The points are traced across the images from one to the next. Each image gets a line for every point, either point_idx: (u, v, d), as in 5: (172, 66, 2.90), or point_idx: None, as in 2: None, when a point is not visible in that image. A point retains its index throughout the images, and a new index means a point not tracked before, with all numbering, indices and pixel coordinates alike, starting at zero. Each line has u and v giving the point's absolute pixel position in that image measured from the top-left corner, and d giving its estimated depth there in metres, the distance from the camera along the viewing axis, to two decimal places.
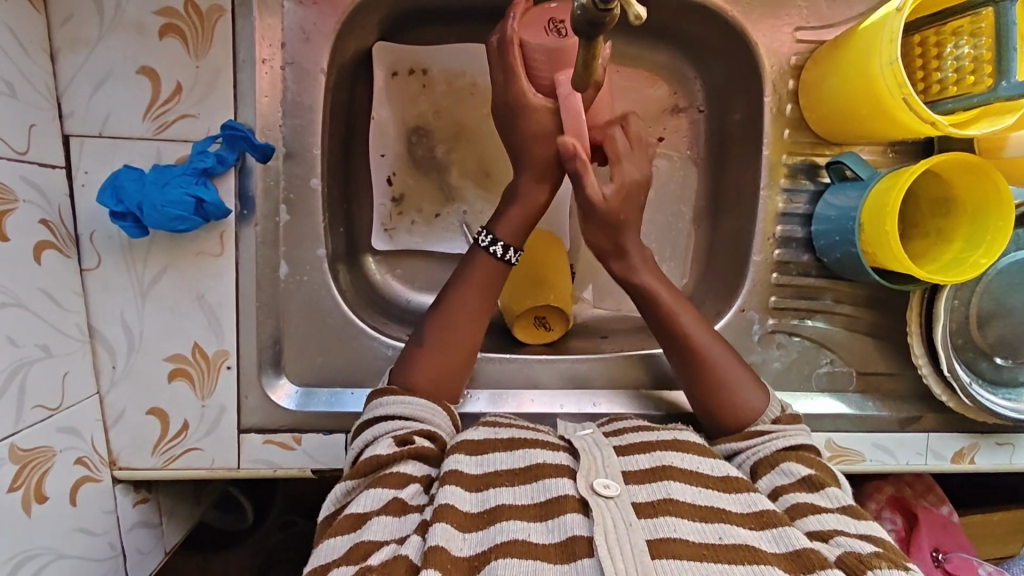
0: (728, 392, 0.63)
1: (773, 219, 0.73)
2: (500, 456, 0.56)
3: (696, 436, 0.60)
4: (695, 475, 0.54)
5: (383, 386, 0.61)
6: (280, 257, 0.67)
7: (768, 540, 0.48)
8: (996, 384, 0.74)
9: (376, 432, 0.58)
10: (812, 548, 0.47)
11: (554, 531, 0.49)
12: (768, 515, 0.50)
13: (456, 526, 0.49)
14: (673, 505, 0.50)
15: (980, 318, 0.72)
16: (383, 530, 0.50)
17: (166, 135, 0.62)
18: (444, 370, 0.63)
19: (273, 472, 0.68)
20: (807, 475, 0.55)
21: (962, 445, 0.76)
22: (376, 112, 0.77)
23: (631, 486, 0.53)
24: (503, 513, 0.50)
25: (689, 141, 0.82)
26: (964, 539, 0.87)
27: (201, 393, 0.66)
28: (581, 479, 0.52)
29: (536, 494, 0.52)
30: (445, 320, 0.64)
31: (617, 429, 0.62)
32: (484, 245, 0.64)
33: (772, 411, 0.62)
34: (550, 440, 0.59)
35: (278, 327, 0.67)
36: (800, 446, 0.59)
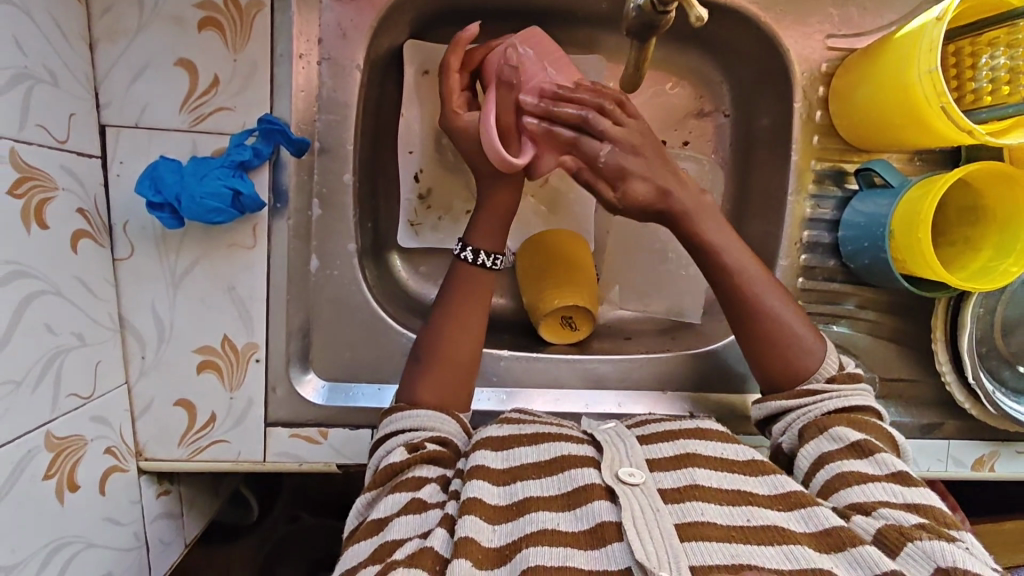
0: (791, 350, 0.62)
1: (800, 223, 0.73)
2: (527, 449, 0.56)
3: (717, 425, 0.61)
4: (720, 463, 0.54)
5: (392, 405, 0.62)
6: (311, 252, 0.67)
7: (796, 521, 0.49)
8: (1019, 392, 0.74)
9: (387, 446, 0.59)
10: (843, 526, 0.47)
11: (583, 518, 0.49)
12: (795, 496, 0.51)
13: (485, 518, 0.50)
14: (700, 490, 0.51)
15: (1005, 327, 0.73)
16: (404, 529, 0.51)
17: (202, 127, 0.62)
18: (451, 378, 0.63)
19: (298, 465, 0.68)
20: (858, 441, 0.55)
21: (983, 453, 0.76)
22: (406, 110, 0.77)
23: (656, 474, 0.53)
24: (531, 504, 0.51)
25: (715, 145, 0.82)
26: None
27: (229, 385, 0.66)
28: (606, 468, 0.52)
29: (562, 484, 0.52)
30: (444, 334, 0.64)
31: (640, 423, 0.63)
32: (458, 253, 0.66)
33: (828, 367, 0.61)
34: (573, 433, 0.60)
35: (307, 321, 0.67)
36: (854, 406, 0.59)
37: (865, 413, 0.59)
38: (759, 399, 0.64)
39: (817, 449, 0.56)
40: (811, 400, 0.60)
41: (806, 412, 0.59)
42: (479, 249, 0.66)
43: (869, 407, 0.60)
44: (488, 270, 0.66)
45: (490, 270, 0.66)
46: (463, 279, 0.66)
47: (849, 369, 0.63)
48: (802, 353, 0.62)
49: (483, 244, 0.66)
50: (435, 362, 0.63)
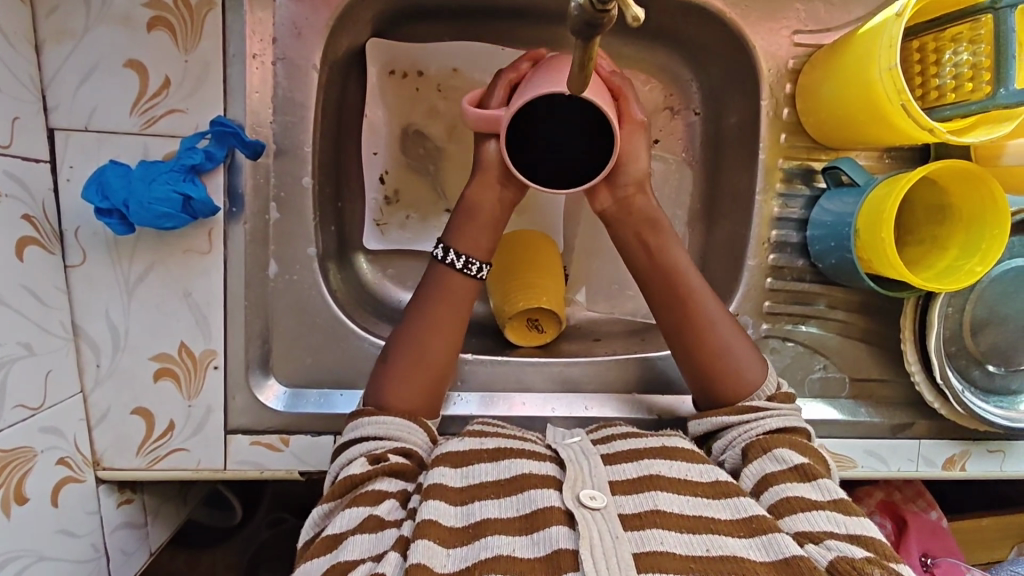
0: (726, 363, 0.64)
1: (768, 223, 0.73)
2: (485, 467, 0.55)
3: (686, 442, 0.60)
4: (684, 484, 0.54)
5: (359, 409, 0.61)
6: (269, 256, 0.66)
7: (757, 548, 0.48)
8: (988, 391, 0.74)
9: (349, 454, 0.58)
10: (803, 556, 0.47)
11: (540, 544, 0.48)
12: (757, 521, 0.50)
13: (439, 541, 0.49)
14: (661, 517, 0.50)
15: (974, 326, 0.72)
16: (359, 549, 0.49)
17: (154, 130, 0.61)
18: (421, 378, 0.63)
19: (260, 473, 0.67)
20: (796, 463, 0.55)
21: (954, 452, 0.76)
22: (370, 110, 0.76)
23: (618, 497, 0.52)
24: (487, 528, 0.50)
25: (685, 143, 0.81)
26: (952, 544, 0.96)
27: (188, 393, 0.65)
28: (567, 490, 0.52)
29: (520, 506, 0.51)
30: (417, 322, 0.64)
31: (605, 436, 0.62)
32: (440, 257, 0.65)
33: (767, 387, 0.63)
34: (537, 449, 0.59)
35: (266, 326, 0.66)
36: (790, 427, 0.60)
37: (804, 432, 0.60)
38: (699, 416, 0.64)
39: (760, 469, 0.56)
40: (750, 416, 0.60)
41: (746, 429, 0.60)
42: (453, 249, 0.65)
43: (801, 425, 0.60)
44: (463, 275, 0.65)
45: (463, 273, 0.65)
46: (442, 283, 0.65)
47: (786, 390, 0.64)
48: (745, 364, 0.64)
49: (474, 253, 0.65)
50: (398, 367, 0.62)
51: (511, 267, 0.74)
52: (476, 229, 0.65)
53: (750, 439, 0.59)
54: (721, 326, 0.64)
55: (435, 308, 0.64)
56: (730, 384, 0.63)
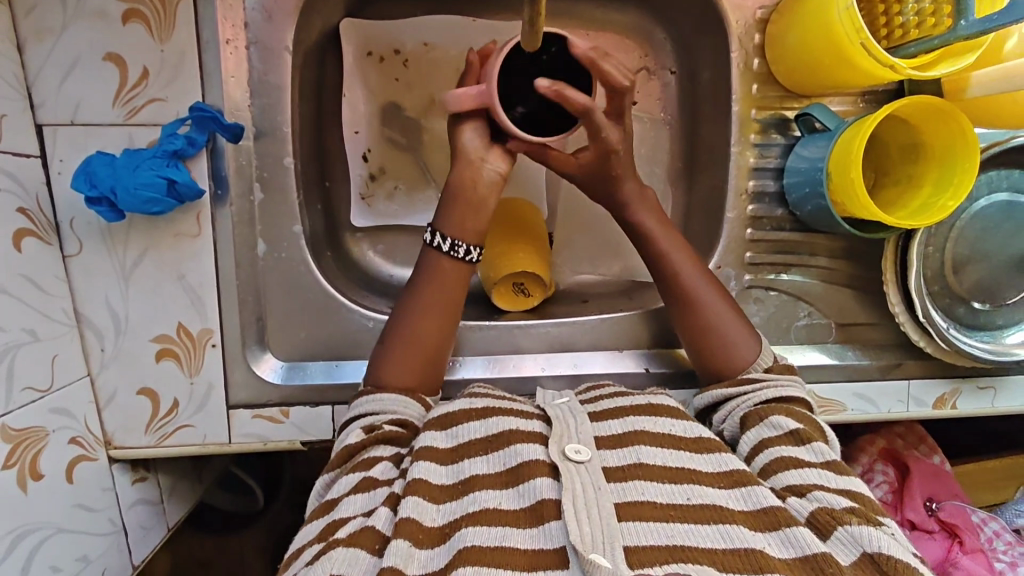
0: (715, 343, 0.66)
1: (746, 173, 0.74)
2: (474, 425, 0.57)
3: (671, 400, 0.61)
4: (668, 438, 0.56)
5: (361, 390, 0.64)
6: (257, 236, 0.68)
7: (736, 500, 0.50)
8: (973, 327, 0.74)
9: (349, 429, 0.61)
10: (779, 506, 0.49)
11: (525, 495, 0.50)
12: (737, 474, 0.52)
13: (429, 498, 0.51)
14: (643, 469, 0.52)
15: (956, 263, 0.72)
16: (351, 507, 0.52)
17: (137, 120, 0.63)
18: (415, 359, 0.65)
19: (264, 445, 0.70)
20: (794, 429, 0.56)
21: (944, 391, 0.78)
22: (349, 89, 0.78)
23: (603, 451, 0.54)
24: (474, 483, 0.52)
25: (662, 104, 0.83)
26: (956, 486, 1.00)
27: (189, 371, 0.68)
28: (552, 445, 0.53)
29: (506, 459, 0.54)
30: (410, 304, 0.66)
31: (593, 397, 0.64)
32: (438, 246, 0.66)
33: (763, 360, 0.64)
34: (526, 409, 0.60)
35: (260, 305, 0.69)
36: (789, 397, 0.61)
37: (803, 402, 0.61)
38: (703, 389, 0.66)
39: (757, 435, 0.57)
40: (748, 388, 0.62)
41: (745, 400, 0.61)
42: (444, 233, 0.66)
43: (800, 396, 0.61)
44: (452, 258, 0.66)
45: (451, 255, 0.66)
46: (434, 264, 0.66)
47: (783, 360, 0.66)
48: (739, 347, 0.65)
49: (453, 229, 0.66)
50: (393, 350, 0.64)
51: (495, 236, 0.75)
52: (468, 209, 0.66)
53: (749, 408, 0.60)
54: (707, 296, 0.67)
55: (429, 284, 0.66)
56: (729, 369, 0.65)
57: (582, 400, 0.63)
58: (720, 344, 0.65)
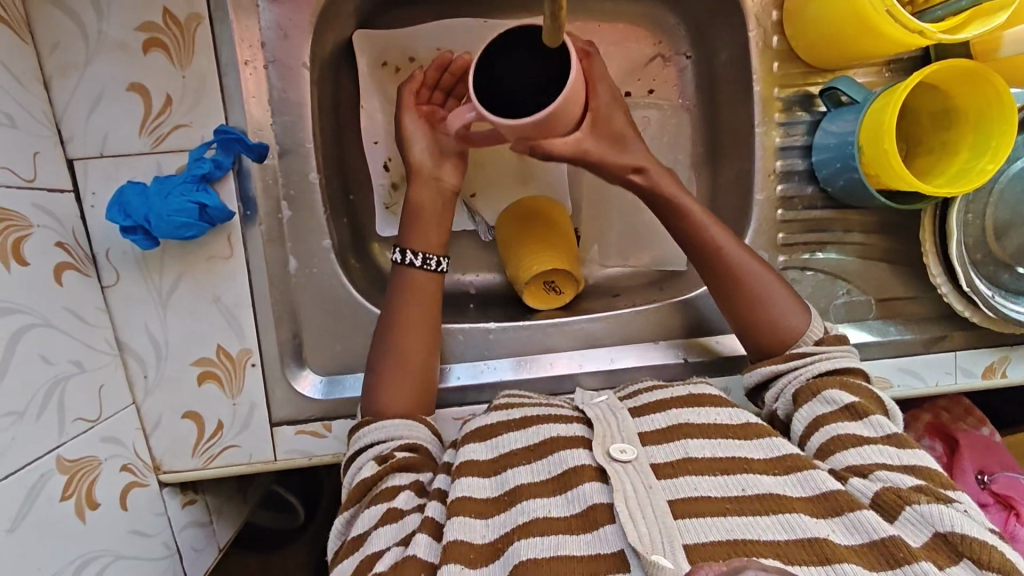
0: (763, 309, 0.64)
1: (772, 153, 0.72)
2: (514, 436, 0.57)
3: (711, 389, 0.61)
4: (714, 428, 0.55)
5: (360, 422, 0.63)
6: (288, 253, 0.68)
7: (793, 486, 0.50)
8: (1020, 293, 0.72)
9: (360, 459, 0.60)
10: (842, 489, 0.49)
11: (575, 501, 0.50)
12: (791, 459, 0.52)
13: (476, 514, 0.51)
14: (692, 464, 0.51)
15: (997, 230, 0.70)
16: (380, 540, 0.53)
17: (163, 147, 0.64)
18: (406, 382, 0.65)
19: (309, 461, 0.70)
20: (851, 403, 0.56)
21: (992, 359, 0.76)
22: (365, 101, 0.79)
23: (649, 447, 0.54)
24: (521, 492, 0.52)
25: (680, 90, 0.82)
26: (1008, 457, 0.98)
27: (231, 391, 0.68)
28: (597, 445, 0.53)
29: (552, 468, 0.53)
30: (392, 326, 0.66)
31: (633, 392, 0.63)
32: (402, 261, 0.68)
33: (814, 331, 0.63)
34: (565, 412, 0.60)
35: (295, 321, 0.69)
36: (841, 368, 0.60)
37: (858, 374, 0.61)
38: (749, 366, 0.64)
39: (810, 413, 0.57)
40: (799, 362, 0.61)
41: (796, 373, 0.60)
42: (409, 249, 0.68)
43: (854, 367, 0.61)
44: (425, 272, 0.68)
45: (425, 269, 0.68)
46: (408, 284, 0.67)
47: (833, 331, 0.65)
48: (788, 313, 0.64)
49: (417, 245, 0.69)
50: (384, 377, 0.65)
51: (525, 236, 0.75)
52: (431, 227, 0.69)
53: (801, 382, 0.60)
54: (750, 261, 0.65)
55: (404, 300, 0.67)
56: (778, 337, 0.63)
57: (620, 397, 0.63)
58: (768, 312, 0.64)
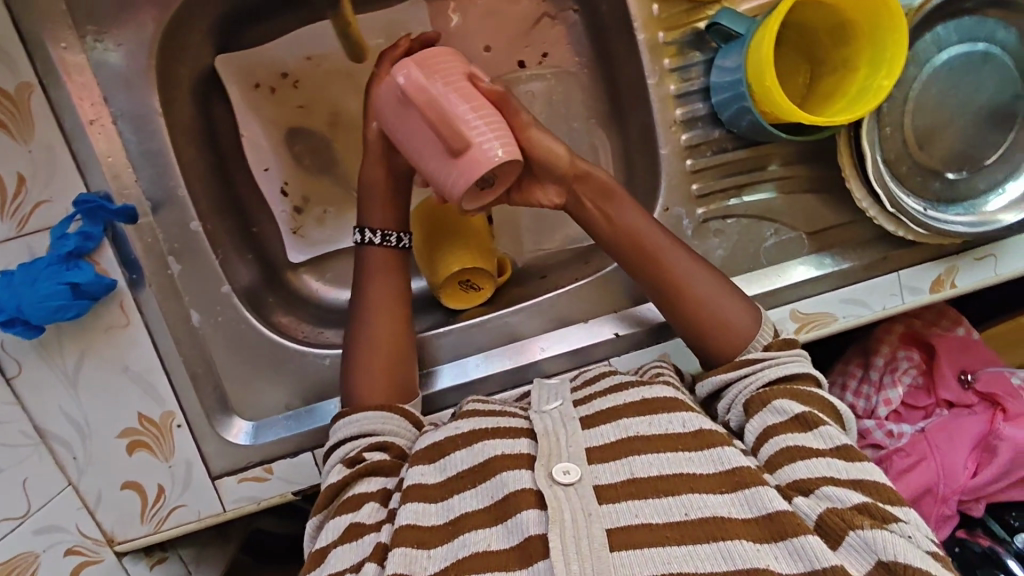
0: (711, 316, 0.62)
1: (671, 103, 0.68)
2: (461, 455, 0.56)
3: (668, 390, 0.58)
4: (664, 440, 0.53)
5: (337, 414, 0.62)
6: (188, 307, 0.66)
7: (741, 506, 0.49)
8: (954, 200, 0.68)
9: (332, 460, 0.60)
10: (787, 509, 0.47)
11: (514, 532, 0.49)
12: (740, 473, 0.50)
13: (419, 545, 0.50)
14: (637, 486, 0.50)
15: (920, 138, 0.66)
16: (341, 562, 0.52)
17: (30, 228, 0.60)
18: (377, 375, 0.64)
19: (258, 505, 0.70)
20: (799, 412, 0.54)
21: (939, 272, 0.72)
22: (245, 128, 0.75)
23: (595, 466, 0.52)
24: (463, 525, 0.51)
25: (573, 48, 0.77)
26: (984, 354, 0.97)
27: (164, 455, 0.67)
28: (540, 469, 0.52)
29: (493, 492, 0.52)
30: (359, 313, 0.66)
31: (586, 391, 0.61)
32: (367, 240, 0.66)
33: (762, 337, 0.61)
34: (515, 424, 0.58)
35: (213, 373, 0.67)
36: (792, 375, 0.58)
37: (810, 380, 0.58)
38: (702, 376, 0.62)
39: (760, 423, 0.55)
40: (750, 369, 0.58)
41: (747, 383, 0.58)
42: (365, 228, 0.66)
43: (806, 372, 0.59)
44: (384, 247, 0.67)
45: (384, 245, 0.67)
46: (368, 265, 0.66)
47: (784, 335, 0.62)
48: (736, 318, 0.62)
49: (376, 223, 0.67)
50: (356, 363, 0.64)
51: (438, 240, 0.71)
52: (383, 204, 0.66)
53: (751, 392, 0.57)
54: (692, 264, 0.64)
55: (370, 285, 0.66)
56: (726, 343, 0.62)
57: (575, 399, 0.60)
58: (716, 318, 0.62)
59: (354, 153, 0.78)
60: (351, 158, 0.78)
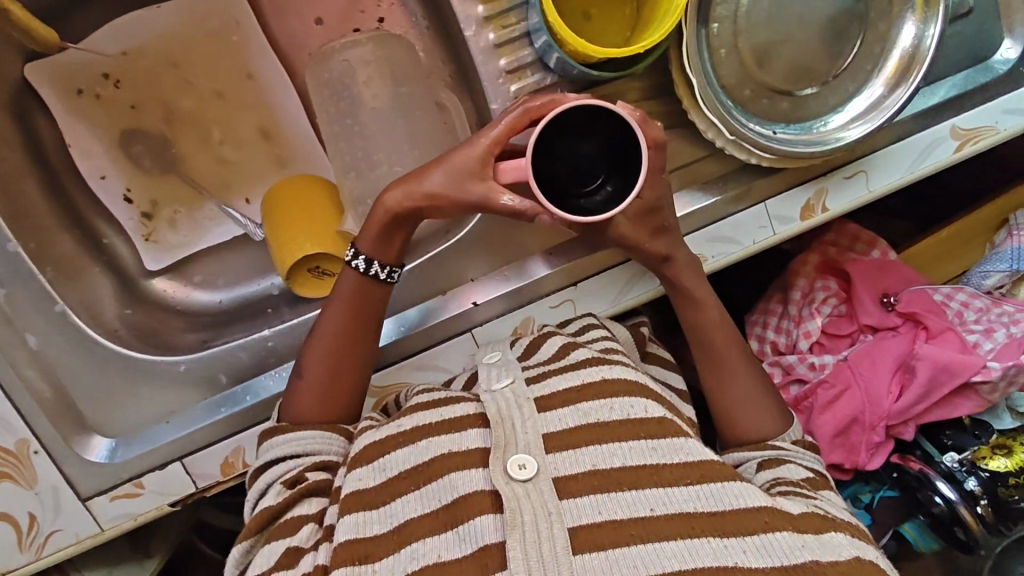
0: (743, 423, 0.66)
1: (497, 53, 0.64)
2: (404, 453, 0.55)
3: (630, 371, 0.59)
4: (627, 425, 0.54)
5: (273, 427, 0.61)
6: (22, 332, 0.64)
7: (704, 499, 0.50)
8: (806, 118, 0.65)
9: (265, 482, 0.59)
10: (753, 509, 0.50)
11: (467, 539, 0.48)
12: (703, 468, 0.52)
13: (359, 560, 0.49)
14: (599, 478, 0.50)
15: (756, 56, 0.62)
16: None
17: None
18: (331, 398, 0.63)
19: (136, 521, 0.69)
20: (806, 475, 0.60)
21: (809, 198, 0.69)
22: (70, 135, 0.72)
23: (552, 454, 0.52)
24: (412, 533, 0.50)
25: (409, 14, 0.76)
26: (903, 273, 0.91)
27: (28, 483, 0.65)
28: (495, 464, 0.51)
29: (441, 496, 0.51)
30: (325, 336, 0.63)
31: (535, 372, 0.60)
32: (349, 261, 0.63)
33: (790, 433, 0.66)
34: (462, 410, 0.57)
35: (64, 394, 0.66)
36: (812, 468, 0.63)
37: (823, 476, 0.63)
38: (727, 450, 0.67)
39: (771, 472, 0.61)
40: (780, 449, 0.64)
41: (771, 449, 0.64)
42: (376, 258, 0.63)
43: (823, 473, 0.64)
44: (383, 283, 0.64)
45: (387, 282, 0.64)
46: (355, 287, 0.63)
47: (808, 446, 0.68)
48: (762, 424, 0.66)
49: (367, 248, 0.63)
50: (310, 375, 0.63)
51: (291, 229, 0.68)
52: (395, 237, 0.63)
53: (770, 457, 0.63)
54: (742, 388, 0.67)
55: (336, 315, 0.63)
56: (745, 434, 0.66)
57: (527, 377, 0.60)
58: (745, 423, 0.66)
59: (199, 148, 0.76)
60: (193, 154, 0.76)
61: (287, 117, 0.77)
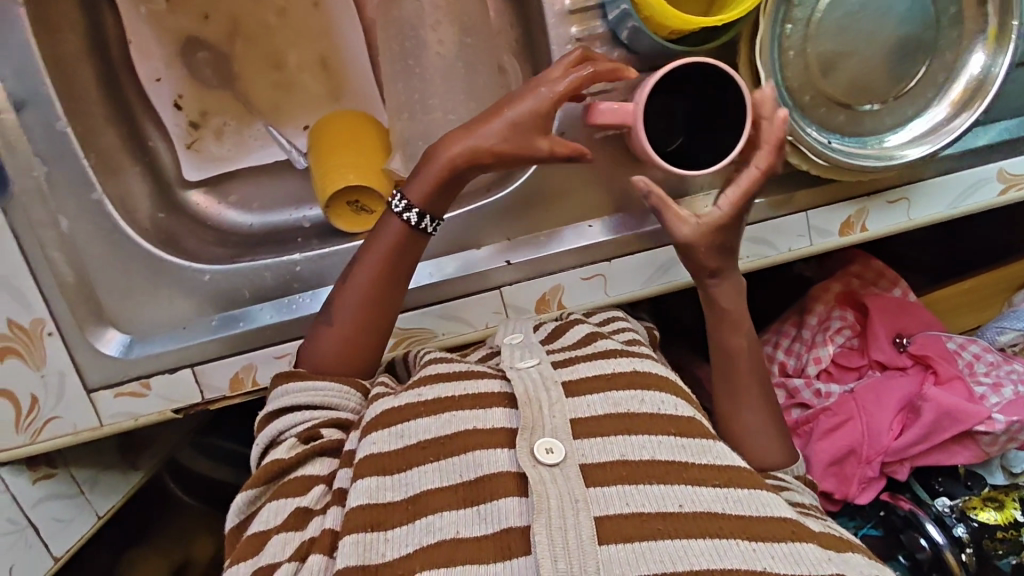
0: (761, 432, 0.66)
1: (569, 18, 0.65)
2: (424, 423, 0.54)
3: (657, 369, 0.59)
4: (655, 422, 0.54)
5: (295, 370, 0.60)
6: (54, 212, 0.64)
7: (732, 502, 0.49)
8: (860, 134, 0.66)
9: (278, 431, 0.58)
10: (781, 515, 0.49)
11: (487, 521, 0.48)
12: (731, 473, 0.51)
13: (372, 526, 0.49)
14: (627, 470, 0.50)
15: (824, 63, 0.62)
16: (283, 549, 0.51)
17: None
18: (351, 348, 0.63)
19: (136, 422, 0.69)
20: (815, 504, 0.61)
21: (849, 215, 0.70)
22: (135, 33, 0.73)
23: (580, 441, 0.52)
24: (428, 504, 0.50)
25: None
26: (921, 315, 0.91)
27: (35, 365, 0.65)
28: (521, 447, 0.50)
29: (461, 472, 0.51)
30: (359, 279, 0.63)
31: (563, 359, 0.60)
32: (399, 211, 0.62)
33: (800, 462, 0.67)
34: (491, 388, 0.57)
35: (87, 280, 0.66)
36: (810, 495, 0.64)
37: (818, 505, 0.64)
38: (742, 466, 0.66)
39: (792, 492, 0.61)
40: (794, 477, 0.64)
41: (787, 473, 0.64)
42: (428, 213, 0.62)
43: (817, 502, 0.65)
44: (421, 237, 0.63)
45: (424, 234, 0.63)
46: (395, 237, 0.63)
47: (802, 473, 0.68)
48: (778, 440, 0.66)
49: (418, 202, 0.62)
50: (338, 324, 0.63)
51: (338, 156, 0.69)
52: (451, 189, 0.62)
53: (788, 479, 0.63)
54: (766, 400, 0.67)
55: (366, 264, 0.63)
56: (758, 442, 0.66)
57: (552, 360, 0.60)
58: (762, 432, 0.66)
59: (257, 67, 0.77)
60: (250, 72, 0.77)
61: (347, 53, 0.78)
